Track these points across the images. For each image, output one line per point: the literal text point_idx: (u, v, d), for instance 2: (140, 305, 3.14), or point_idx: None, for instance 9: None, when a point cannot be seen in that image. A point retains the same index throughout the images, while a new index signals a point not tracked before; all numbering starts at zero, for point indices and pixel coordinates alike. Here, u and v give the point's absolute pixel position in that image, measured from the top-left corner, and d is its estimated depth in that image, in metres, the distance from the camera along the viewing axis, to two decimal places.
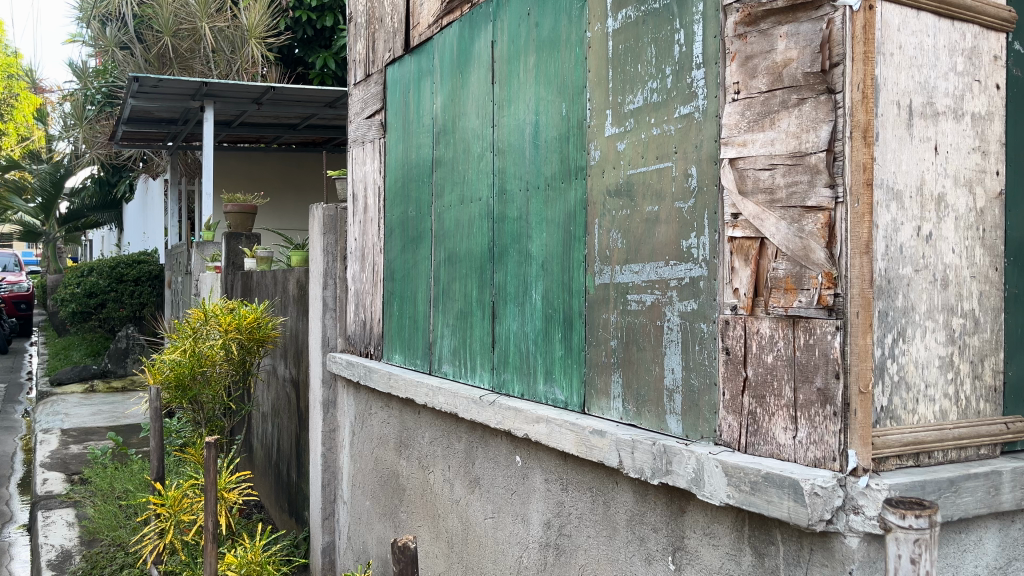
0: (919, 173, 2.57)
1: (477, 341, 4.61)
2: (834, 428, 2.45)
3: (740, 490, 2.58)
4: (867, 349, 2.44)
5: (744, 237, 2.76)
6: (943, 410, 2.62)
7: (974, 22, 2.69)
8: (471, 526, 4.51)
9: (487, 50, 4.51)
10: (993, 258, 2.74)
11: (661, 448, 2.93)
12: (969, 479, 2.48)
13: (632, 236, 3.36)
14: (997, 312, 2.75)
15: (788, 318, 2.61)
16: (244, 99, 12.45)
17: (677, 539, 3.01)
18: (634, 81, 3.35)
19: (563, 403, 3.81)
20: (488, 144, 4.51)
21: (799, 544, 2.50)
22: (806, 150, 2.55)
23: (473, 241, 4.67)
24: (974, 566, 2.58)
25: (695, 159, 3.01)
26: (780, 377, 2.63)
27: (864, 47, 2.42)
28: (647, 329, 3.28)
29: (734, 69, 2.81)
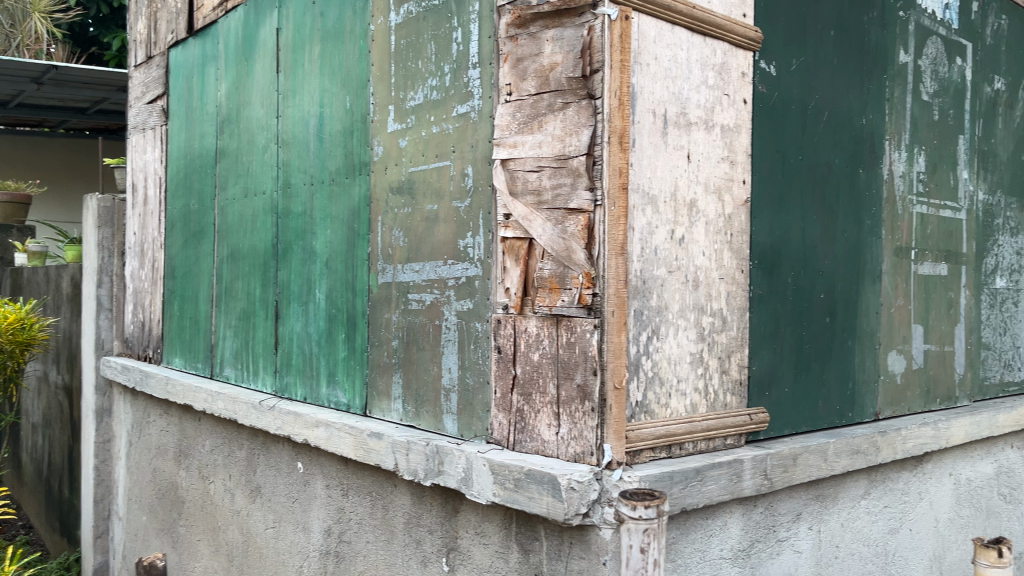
0: (672, 180, 2.73)
1: (260, 342, 4.38)
2: (591, 424, 2.53)
3: (505, 488, 2.59)
4: (621, 346, 2.55)
5: (514, 237, 2.78)
6: (693, 403, 2.81)
7: (724, 40, 2.88)
8: (252, 537, 4.29)
9: (272, 38, 4.31)
10: (740, 261, 2.97)
11: (433, 448, 2.90)
12: (713, 468, 2.66)
13: (412, 235, 3.30)
14: (742, 311, 2.97)
15: (552, 317, 2.66)
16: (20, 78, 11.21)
17: (450, 540, 2.99)
18: (415, 77, 3.30)
19: (345, 406, 3.69)
20: (273, 135, 4.30)
21: (560, 538, 2.55)
22: (569, 153, 2.61)
23: (257, 237, 4.44)
24: (719, 549, 2.77)
25: (471, 159, 3.00)
26: (545, 374, 2.68)
27: (621, 56, 2.52)
28: (425, 328, 3.21)
29: (507, 71, 2.82)
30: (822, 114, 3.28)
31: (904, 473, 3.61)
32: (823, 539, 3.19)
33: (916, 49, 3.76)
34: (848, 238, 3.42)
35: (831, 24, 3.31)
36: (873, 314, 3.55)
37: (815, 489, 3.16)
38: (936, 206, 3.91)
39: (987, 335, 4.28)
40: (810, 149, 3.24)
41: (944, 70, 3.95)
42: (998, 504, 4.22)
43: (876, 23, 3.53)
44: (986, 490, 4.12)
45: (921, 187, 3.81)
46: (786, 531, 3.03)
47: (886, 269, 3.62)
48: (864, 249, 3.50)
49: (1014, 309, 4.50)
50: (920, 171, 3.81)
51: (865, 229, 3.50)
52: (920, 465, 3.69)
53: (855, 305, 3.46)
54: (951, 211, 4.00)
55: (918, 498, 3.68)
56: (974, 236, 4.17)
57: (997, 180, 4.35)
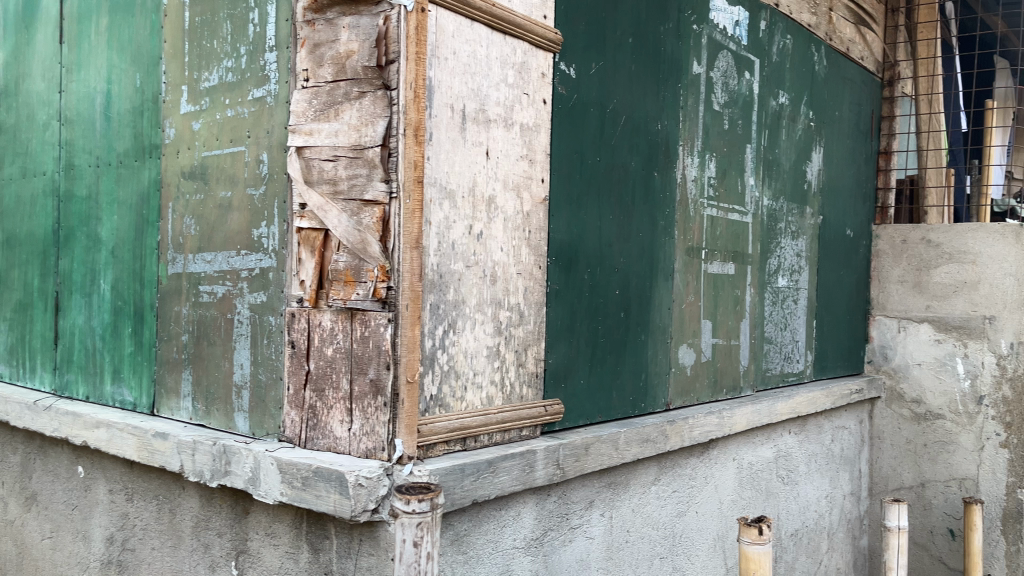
0: (470, 175, 2.75)
1: (38, 337, 4.01)
2: (383, 419, 2.49)
3: (292, 487, 2.51)
4: (415, 340, 2.53)
5: (310, 228, 2.68)
6: (489, 396, 2.85)
7: (524, 40, 2.93)
8: (26, 550, 3.91)
9: (56, 6, 3.95)
10: (537, 257, 3.04)
11: (220, 448, 2.77)
12: (505, 459, 2.71)
13: (205, 223, 3.13)
14: (539, 305, 3.05)
15: (346, 311, 2.60)
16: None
17: (240, 543, 2.87)
18: (209, 58, 3.13)
19: (131, 405, 3.45)
20: (54, 111, 3.95)
21: (349, 535, 2.50)
22: (364, 144, 2.56)
23: (35, 222, 4.06)
24: (512, 539, 2.82)
25: (266, 145, 2.88)
26: (338, 369, 2.61)
27: (416, 48, 2.51)
28: (217, 322, 3.06)
29: (304, 56, 2.73)
30: (619, 118, 3.43)
31: (692, 458, 3.84)
32: (614, 525, 3.33)
33: (708, 61, 4.01)
34: (642, 237, 3.60)
35: (629, 32, 3.46)
36: (665, 309, 3.76)
37: (607, 477, 3.30)
38: (724, 210, 4.19)
39: (769, 330, 4.65)
40: (607, 151, 3.37)
41: (734, 83, 4.24)
42: (777, 485, 4.59)
43: (671, 34, 3.73)
44: (766, 472, 4.48)
45: (711, 191, 4.07)
46: (578, 518, 3.14)
47: (678, 267, 3.84)
48: (658, 248, 3.69)
49: (793, 305, 4.91)
50: (711, 176, 4.07)
51: (659, 229, 3.70)
52: (706, 451, 3.95)
53: (648, 300, 3.64)
54: (738, 214, 4.31)
55: (704, 482, 3.94)
56: (759, 238, 4.51)
57: (780, 187, 4.73)
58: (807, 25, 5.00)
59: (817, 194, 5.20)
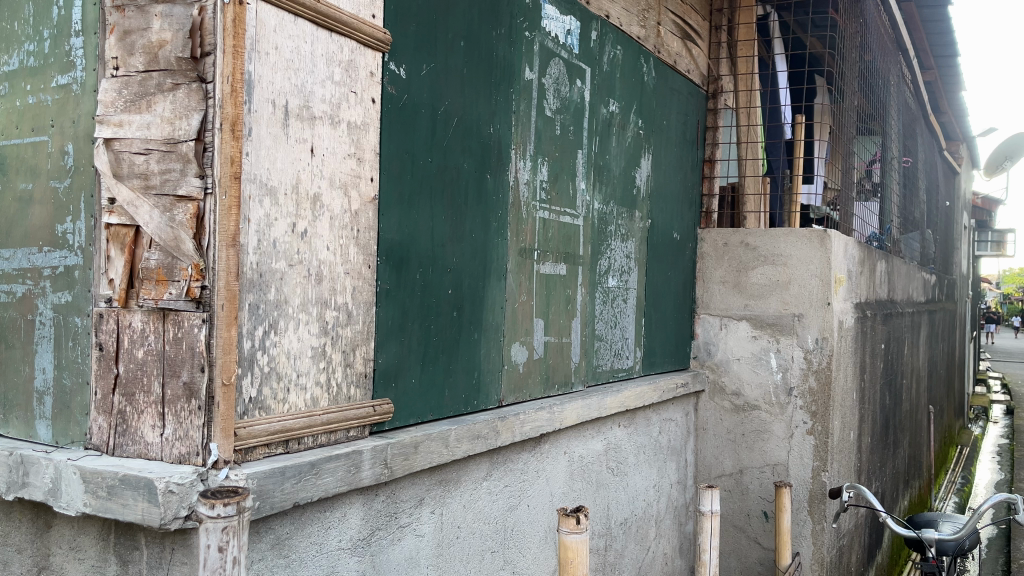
0: (293, 172, 2.70)
1: None
2: (197, 423, 2.41)
3: (96, 497, 2.37)
4: (232, 340, 2.46)
5: (119, 224, 2.56)
6: (313, 397, 2.81)
7: (351, 37, 2.91)
8: None
9: None
10: (366, 256, 3.03)
11: (16, 458, 2.58)
12: (328, 461, 2.68)
13: (3, 217, 2.91)
14: (368, 305, 3.04)
15: (158, 311, 2.50)
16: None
17: (41, 559, 2.68)
18: (8, 40, 2.91)
19: None
20: None
21: (161, 545, 2.40)
22: (178, 137, 2.47)
23: None
24: (338, 540, 2.80)
25: (71, 135, 2.71)
26: (149, 372, 2.50)
27: (234, 40, 2.43)
28: (15, 323, 2.85)
29: (112, 43, 2.59)
30: (451, 120, 3.48)
31: (523, 453, 3.95)
32: (445, 522, 3.37)
33: (540, 68, 4.14)
34: (475, 238, 3.66)
35: (461, 35, 3.51)
36: (497, 309, 3.84)
37: (438, 474, 3.34)
38: (556, 212, 4.33)
39: (600, 328, 4.85)
40: (438, 152, 3.41)
41: (566, 90, 4.39)
42: (606, 476, 4.80)
43: (504, 39, 3.82)
44: (596, 464, 4.67)
45: (543, 194, 4.20)
46: (407, 517, 3.15)
47: (511, 268, 3.94)
48: (490, 249, 3.77)
49: (623, 304, 5.15)
50: (543, 179, 4.19)
51: (492, 230, 3.78)
52: (537, 446, 4.07)
53: (480, 299, 3.71)
54: (570, 217, 4.47)
55: (535, 476, 4.06)
56: (589, 240, 4.69)
57: (610, 192, 4.95)
58: (637, 37, 5.25)
59: (646, 198, 5.47)
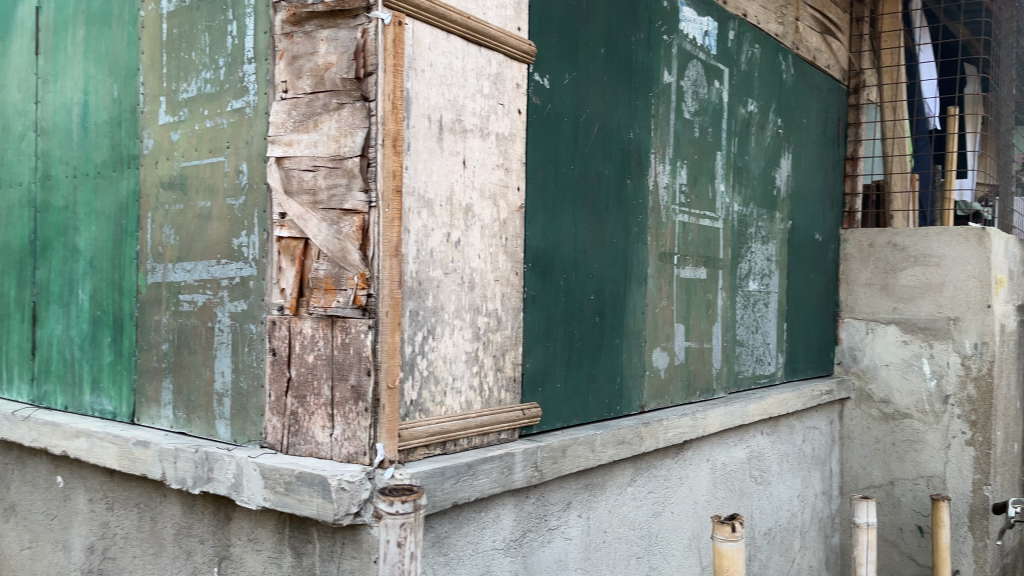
0: (447, 184, 2.80)
1: (14, 348, 4.03)
2: (365, 423, 2.54)
3: (274, 492, 2.54)
4: (395, 346, 2.58)
5: (290, 237, 2.74)
6: (468, 401, 2.89)
7: (498, 51, 2.99)
8: (3, 561, 3.94)
9: (31, 17, 3.97)
10: (514, 264, 3.08)
11: (202, 455, 2.81)
12: (484, 462, 2.76)
13: (184, 233, 3.17)
14: (516, 311, 3.09)
15: (327, 318, 2.65)
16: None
17: (222, 549, 2.90)
18: (187, 69, 3.17)
19: (111, 414, 3.48)
20: (30, 122, 3.97)
21: (332, 539, 2.55)
22: (344, 154, 2.61)
23: (11, 233, 4.08)
24: (492, 540, 2.87)
25: (246, 155, 2.93)
26: (319, 376, 2.66)
27: (394, 60, 2.56)
28: (198, 330, 3.10)
29: (282, 68, 2.77)
30: (593, 127, 3.50)
31: (667, 459, 3.92)
32: (592, 526, 3.40)
33: (678, 71, 4.11)
34: (616, 244, 3.67)
35: (601, 43, 3.54)
36: (639, 314, 3.83)
37: (585, 479, 3.36)
38: (696, 215, 4.28)
39: (741, 333, 4.75)
40: (581, 159, 3.44)
41: (704, 92, 4.34)
42: (749, 485, 4.69)
43: (643, 44, 3.83)
44: (739, 473, 4.58)
45: (682, 198, 4.16)
46: (556, 520, 3.19)
47: (652, 273, 3.92)
48: (631, 254, 3.77)
49: (764, 309, 5.02)
50: (682, 183, 4.16)
51: (633, 236, 3.78)
52: (680, 453, 4.03)
53: (623, 305, 3.72)
54: (709, 220, 4.41)
55: (679, 482, 4.02)
56: (729, 243, 4.61)
57: (750, 194, 4.85)
58: (775, 34, 5.12)
59: (786, 200, 5.32)
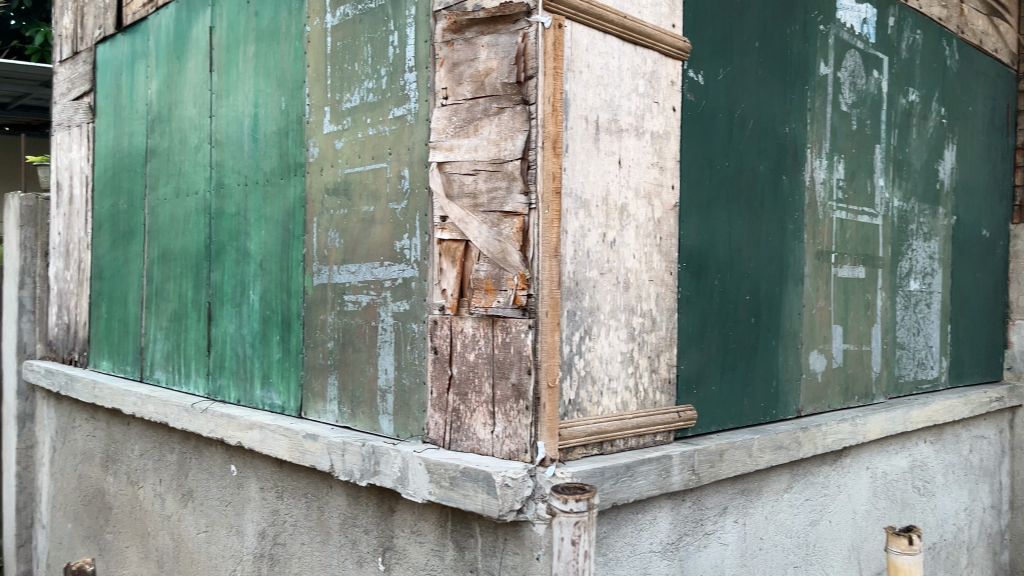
0: (604, 184, 2.79)
1: (192, 344, 4.34)
2: (526, 422, 2.57)
3: (440, 486, 2.63)
4: (555, 345, 2.60)
5: (451, 239, 2.82)
6: (624, 401, 2.86)
7: (653, 49, 2.96)
8: (183, 543, 4.25)
9: (205, 36, 4.27)
10: (669, 263, 3.04)
11: (369, 449, 2.93)
12: (643, 464, 2.74)
13: (349, 236, 3.32)
14: (671, 312, 3.05)
15: (487, 318, 2.70)
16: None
17: (386, 540, 3.02)
18: (350, 80, 3.32)
19: (280, 408, 3.69)
20: (205, 135, 4.27)
21: (494, 534, 2.60)
22: (504, 157, 2.65)
23: (188, 238, 4.40)
24: (649, 543, 2.84)
25: (407, 161, 3.03)
26: (480, 374, 2.72)
27: (554, 63, 2.58)
28: (362, 329, 3.24)
29: (443, 75, 2.86)
30: (747, 123, 3.41)
31: (825, 466, 3.77)
32: (749, 532, 3.31)
33: (835, 61, 3.94)
34: (771, 242, 3.56)
35: (756, 36, 3.44)
36: (795, 315, 3.70)
37: (741, 484, 3.28)
38: (854, 212, 4.09)
39: (902, 335, 4.51)
40: (736, 156, 3.36)
41: (862, 82, 4.15)
42: (912, 495, 4.43)
43: (798, 36, 3.69)
44: (901, 482, 4.34)
45: (840, 194, 3.99)
46: (713, 524, 3.13)
47: (808, 272, 3.78)
48: (786, 253, 3.64)
49: (926, 309, 4.74)
50: (840, 178, 3.99)
51: (789, 234, 3.66)
52: (839, 460, 3.86)
53: (779, 306, 3.60)
54: (868, 216, 4.21)
55: (837, 491, 3.85)
56: (889, 240, 4.38)
57: (911, 188, 4.58)
58: (937, 19, 4.83)
59: (950, 193, 5.00)
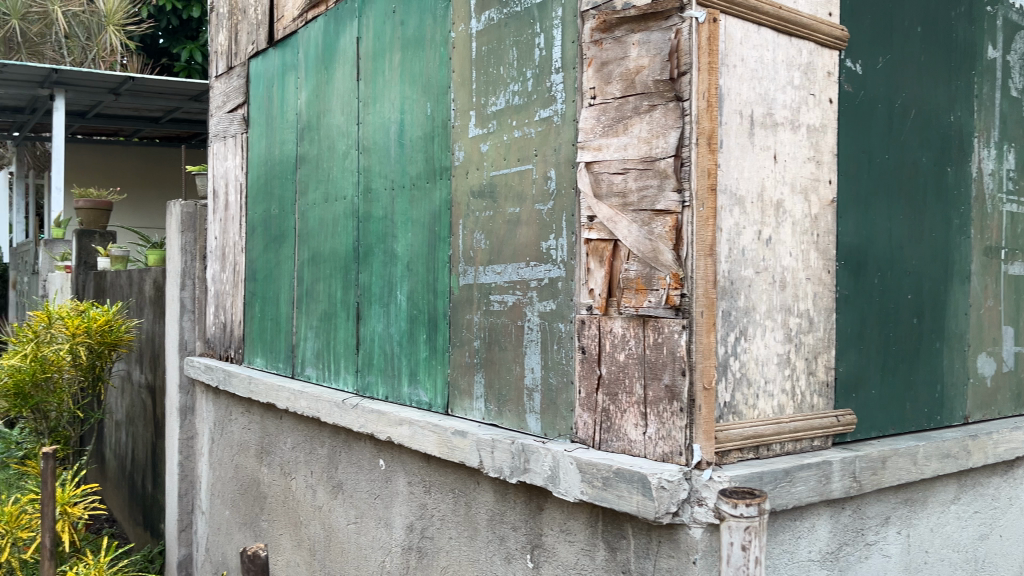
0: (759, 180, 2.71)
1: (341, 343, 4.53)
2: (680, 424, 2.53)
3: (593, 486, 2.64)
4: (711, 346, 2.53)
5: (598, 239, 2.81)
6: (780, 404, 2.77)
7: (809, 39, 2.86)
8: (333, 532, 4.45)
9: (353, 47, 4.44)
10: (827, 261, 2.92)
11: (518, 446, 2.98)
12: (802, 470, 2.64)
13: (495, 237, 3.37)
14: (829, 311, 2.93)
15: (638, 318, 2.67)
16: (30, 81, 11.25)
17: (535, 537, 3.04)
18: (496, 83, 3.37)
19: (427, 405, 3.79)
20: (353, 141, 4.45)
21: (648, 536, 2.57)
22: (656, 155, 2.62)
23: (337, 240, 4.60)
24: (808, 551, 2.73)
25: (554, 161, 3.04)
26: (631, 374, 2.70)
27: (709, 57, 2.53)
28: (508, 329, 3.28)
29: (591, 75, 2.86)
30: (909, 113, 3.24)
31: (994, 477, 3.52)
32: (912, 544, 3.14)
33: (1004, 44, 3.68)
34: (935, 238, 3.36)
35: (918, 21, 3.26)
36: (961, 315, 3.48)
37: (904, 493, 3.11)
38: None
39: None
40: (897, 148, 3.19)
41: None
42: None
43: (963, 18, 3.47)
44: None
45: (1010, 185, 3.73)
46: (874, 535, 2.98)
47: (975, 270, 3.54)
48: (952, 249, 3.43)
49: None
50: (1009, 168, 3.73)
51: (954, 229, 3.44)
52: (1010, 470, 3.60)
53: (943, 305, 3.39)
54: None
55: (1008, 503, 3.59)
56: None
57: None
58: None
59: None
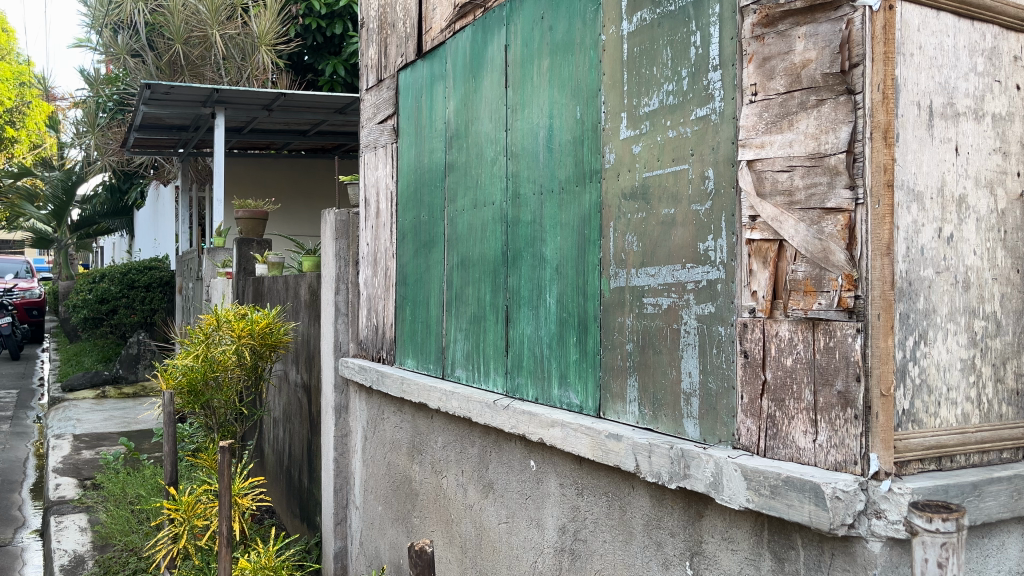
0: (939, 174, 2.55)
1: (490, 345, 4.62)
2: (855, 432, 2.42)
3: (760, 494, 2.57)
4: (889, 350, 2.40)
5: (762, 240, 2.74)
6: (965, 413, 2.59)
7: (993, 23, 2.68)
8: (485, 531, 4.53)
9: (501, 54, 4.53)
10: (1015, 260, 2.72)
11: (678, 452, 2.93)
12: (992, 483, 2.47)
13: (648, 239, 3.33)
14: (1018, 314, 2.72)
15: (808, 320, 2.58)
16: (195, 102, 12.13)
17: (694, 544, 2.99)
18: (649, 84, 3.34)
19: (578, 407, 3.80)
20: (501, 148, 4.53)
21: (820, 548, 2.47)
22: (825, 151, 2.52)
23: (485, 245, 4.69)
24: (998, 571, 2.55)
25: (712, 161, 2.98)
26: (800, 379, 2.60)
27: (884, 47, 2.40)
28: (663, 332, 3.24)
29: (752, 71, 2.79)
30: None
31: None
32: None
33: None
34: None
35: None
36: None
37: None
38: None
39: None
40: None
41: None
42: None
43: None
44: None
45: None
46: None
47: None
48: None
49: None
50: None
51: None
52: None
53: None
54: None
55: None
56: None
57: None
58: None
59: None
